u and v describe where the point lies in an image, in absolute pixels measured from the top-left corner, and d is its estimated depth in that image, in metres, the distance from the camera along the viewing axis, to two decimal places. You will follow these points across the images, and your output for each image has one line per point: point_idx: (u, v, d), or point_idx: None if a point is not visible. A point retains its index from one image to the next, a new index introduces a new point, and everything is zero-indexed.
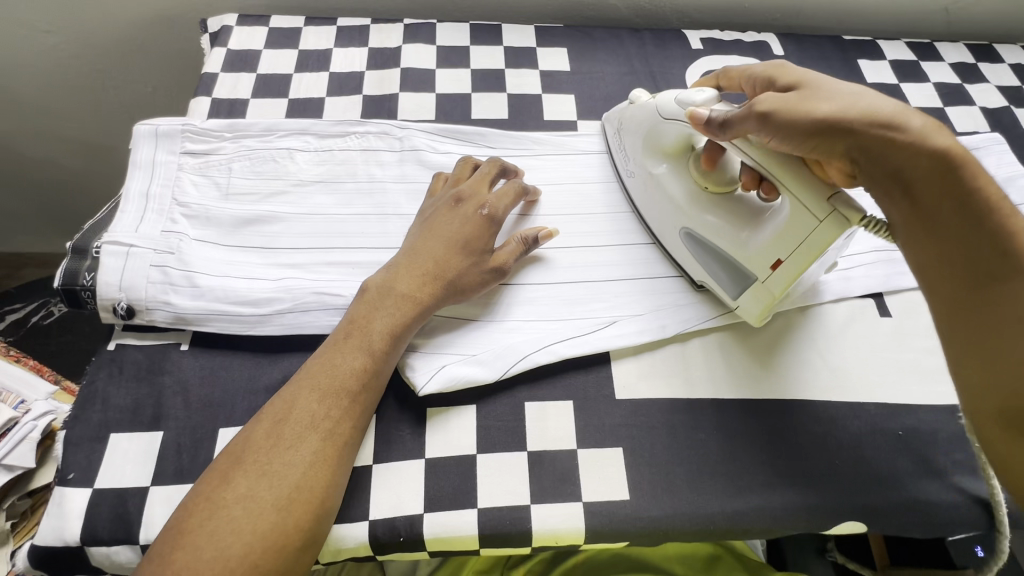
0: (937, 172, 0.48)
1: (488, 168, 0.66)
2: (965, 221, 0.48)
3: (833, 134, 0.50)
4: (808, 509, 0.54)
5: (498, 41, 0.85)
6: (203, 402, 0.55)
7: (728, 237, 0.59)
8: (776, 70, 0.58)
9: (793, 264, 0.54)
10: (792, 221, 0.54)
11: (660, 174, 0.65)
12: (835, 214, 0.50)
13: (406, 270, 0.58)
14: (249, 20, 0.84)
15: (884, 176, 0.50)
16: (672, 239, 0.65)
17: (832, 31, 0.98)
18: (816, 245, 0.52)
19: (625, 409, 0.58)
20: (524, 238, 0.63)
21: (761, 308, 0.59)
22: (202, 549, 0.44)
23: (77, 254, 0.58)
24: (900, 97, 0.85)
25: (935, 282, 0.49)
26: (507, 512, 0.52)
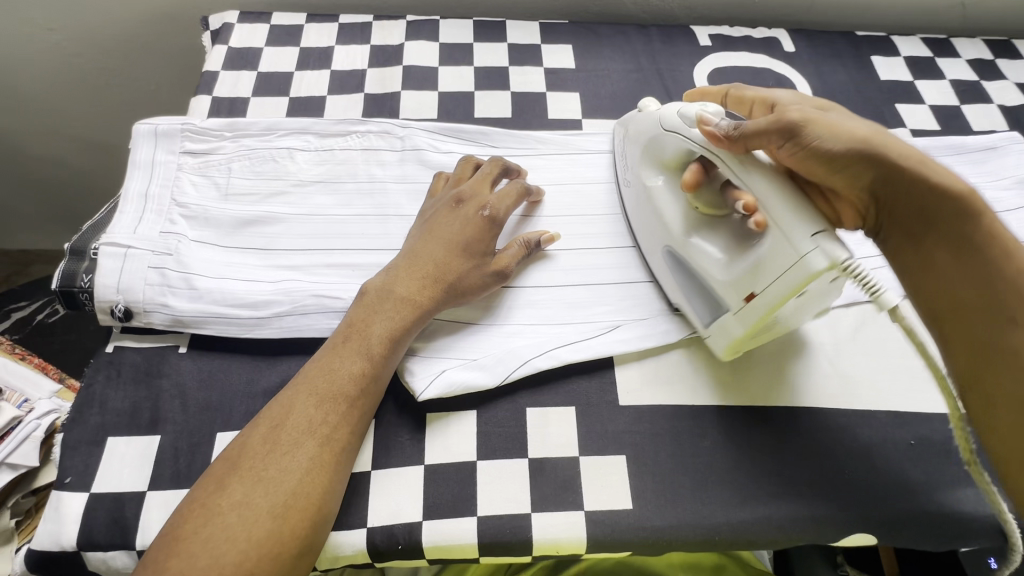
0: (957, 216, 0.47)
1: (490, 167, 0.65)
2: (982, 266, 0.47)
3: (857, 174, 0.48)
4: (816, 521, 0.52)
5: (502, 38, 0.84)
6: (201, 405, 0.55)
7: (708, 262, 0.55)
8: (798, 96, 0.54)
9: (768, 299, 0.49)
10: (767, 254, 0.49)
11: (655, 186, 0.60)
12: (814, 252, 0.45)
13: (406, 274, 0.57)
14: (250, 17, 0.83)
15: (900, 222, 0.49)
16: (656, 257, 0.62)
17: (844, 26, 0.95)
18: (788, 285, 0.47)
19: (628, 416, 0.57)
20: (526, 241, 0.62)
21: (730, 340, 0.55)
22: (197, 556, 0.43)
23: (75, 255, 0.58)
24: (914, 95, 0.83)
25: (954, 332, 0.47)
26: (506, 521, 0.51)
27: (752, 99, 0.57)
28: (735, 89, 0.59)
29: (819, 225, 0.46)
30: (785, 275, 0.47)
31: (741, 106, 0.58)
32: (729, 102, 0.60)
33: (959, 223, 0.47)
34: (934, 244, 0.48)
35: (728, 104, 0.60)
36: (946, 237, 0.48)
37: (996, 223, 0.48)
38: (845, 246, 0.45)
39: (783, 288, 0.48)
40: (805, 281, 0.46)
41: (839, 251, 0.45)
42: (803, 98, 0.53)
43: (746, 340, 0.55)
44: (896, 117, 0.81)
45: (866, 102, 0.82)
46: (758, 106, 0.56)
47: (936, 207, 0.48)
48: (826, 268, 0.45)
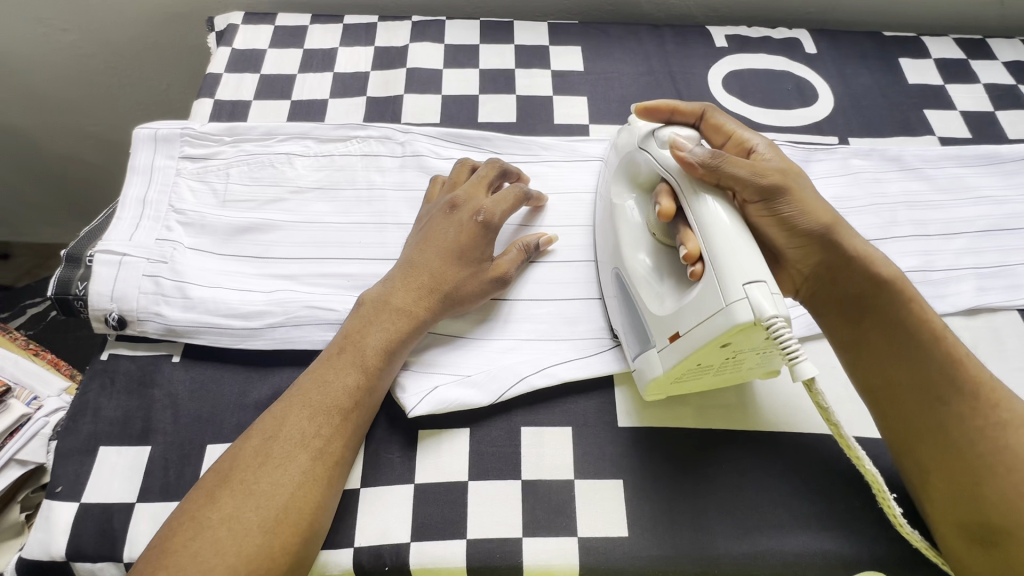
0: (892, 298, 0.49)
1: (487, 171, 0.62)
2: (914, 348, 0.48)
3: (811, 252, 0.50)
4: (824, 556, 0.50)
5: (510, 39, 0.81)
6: (191, 416, 0.54)
7: (650, 295, 0.52)
8: (774, 148, 0.52)
9: (689, 342, 0.46)
10: (698, 297, 0.46)
11: (622, 205, 0.58)
12: (741, 302, 0.42)
13: (402, 285, 0.56)
14: (255, 18, 0.82)
15: (840, 302, 0.51)
16: (608, 283, 0.59)
17: (871, 26, 0.91)
18: (710, 332, 0.44)
19: (626, 438, 0.55)
20: (525, 245, 0.60)
21: (651, 379, 0.51)
22: (185, 571, 0.41)
23: (71, 262, 0.58)
24: (945, 100, 0.78)
25: (891, 405, 0.49)
26: (497, 545, 0.50)
27: (730, 132, 0.54)
28: (711, 113, 0.56)
29: (755, 277, 0.43)
30: (709, 318, 0.44)
31: (717, 135, 0.55)
32: (702, 127, 0.56)
33: (894, 305, 0.49)
34: (870, 324, 0.50)
35: (701, 128, 0.56)
36: (882, 317, 0.50)
37: (930, 310, 0.50)
38: (776, 305, 0.42)
39: (705, 334, 0.44)
40: (729, 331, 0.43)
41: (766, 307, 0.42)
42: (778, 151, 0.52)
43: (668, 384, 0.52)
44: (924, 123, 0.76)
45: (892, 107, 0.78)
46: (734, 143, 0.54)
47: (873, 289, 0.49)
48: (750, 322, 0.42)
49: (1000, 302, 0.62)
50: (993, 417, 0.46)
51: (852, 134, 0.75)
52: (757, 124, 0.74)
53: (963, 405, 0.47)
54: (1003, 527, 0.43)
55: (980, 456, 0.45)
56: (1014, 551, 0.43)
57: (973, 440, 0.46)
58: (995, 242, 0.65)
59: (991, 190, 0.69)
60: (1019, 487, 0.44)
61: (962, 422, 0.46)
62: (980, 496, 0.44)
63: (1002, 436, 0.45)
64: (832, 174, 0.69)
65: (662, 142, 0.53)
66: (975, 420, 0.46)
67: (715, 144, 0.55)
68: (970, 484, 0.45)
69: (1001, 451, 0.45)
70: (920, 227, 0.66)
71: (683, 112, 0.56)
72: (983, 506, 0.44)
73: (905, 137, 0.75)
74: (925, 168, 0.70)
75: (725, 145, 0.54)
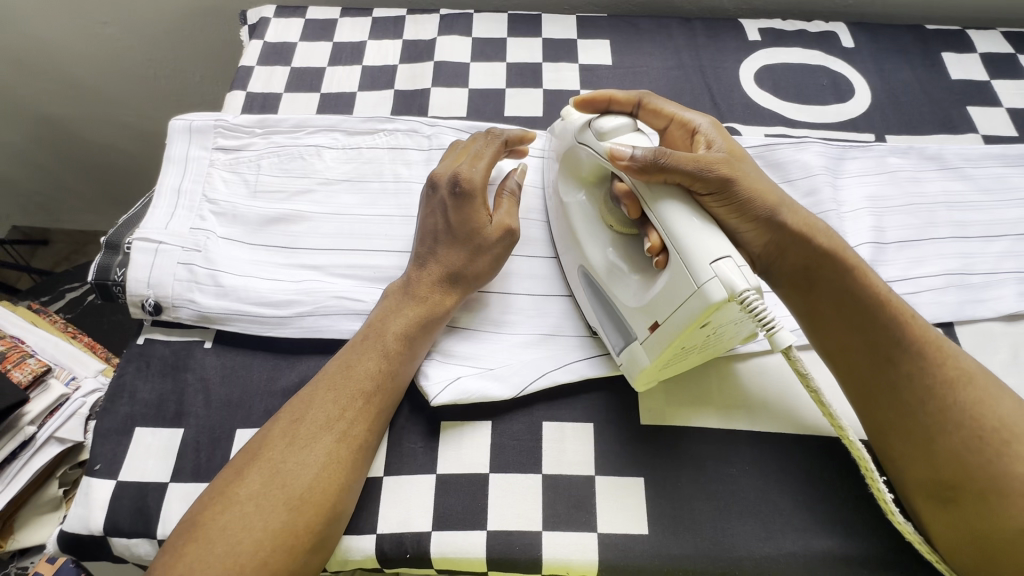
0: (839, 266, 0.50)
1: (463, 143, 0.63)
2: (862, 317, 0.50)
3: (763, 229, 0.50)
4: (848, 562, 0.49)
5: (537, 33, 0.81)
6: (221, 401, 0.56)
7: (623, 290, 0.52)
8: (716, 126, 0.54)
9: (669, 330, 0.46)
10: (670, 281, 0.46)
11: (572, 203, 0.58)
12: (712, 281, 0.42)
13: (416, 273, 0.57)
14: (286, 12, 0.83)
15: (795, 273, 0.52)
16: (578, 284, 0.59)
17: (911, 19, 0.87)
18: (689, 314, 0.44)
19: (648, 437, 0.54)
20: (510, 190, 0.61)
21: (639, 371, 0.52)
22: (214, 543, 0.43)
23: (110, 249, 0.61)
24: (990, 96, 0.75)
25: (845, 366, 0.51)
26: (517, 537, 0.50)
27: (671, 115, 0.56)
28: (648, 99, 0.57)
29: (721, 254, 0.43)
30: (685, 302, 0.44)
31: (658, 118, 0.57)
32: (641, 113, 0.58)
33: (841, 276, 0.50)
34: (820, 296, 0.51)
35: (640, 114, 0.58)
36: (833, 287, 0.51)
37: (875, 276, 0.51)
38: (746, 278, 0.42)
39: (684, 317, 0.45)
40: (706, 312, 0.43)
41: (737, 282, 0.42)
42: (718, 129, 0.55)
43: (657, 372, 0.52)
44: (966, 121, 0.74)
45: (932, 104, 0.75)
46: (677, 124, 0.56)
47: (821, 258, 0.50)
48: (724, 299, 0.42)
49: None
50: (940, 376, 0.47)
51: (890, 132, 0.72)
52: (790, 121, 0.73)
53: (912, 365, 0.48)
54: (952, 482, 0.45)
55: (929, 417, 0.47)
56: (968, 504, 0.45)
57: (924, 398, 0.47)
58: None
59: None
60: (966, 437, 0.45)
61: (911, 383, 0.48)
62: (933, 448, 0.46)
63: (950, 394, 0.47)
64: (867, 173, 0.67)
65: (596, 134, 0.52)
66: (922, 378, 0.48)
67: (655, 127, 0.58)
68: (923, 442, 0.47)
69: (950, 407, 0.46)
70: (959, 229, 0.64)
71: (619, 102, 0.58)
72: (937, 460, 0.46)
73: (946, 135, 0.73)
74: (966, 167, 0.68)
75: (668, 125, 0.57)
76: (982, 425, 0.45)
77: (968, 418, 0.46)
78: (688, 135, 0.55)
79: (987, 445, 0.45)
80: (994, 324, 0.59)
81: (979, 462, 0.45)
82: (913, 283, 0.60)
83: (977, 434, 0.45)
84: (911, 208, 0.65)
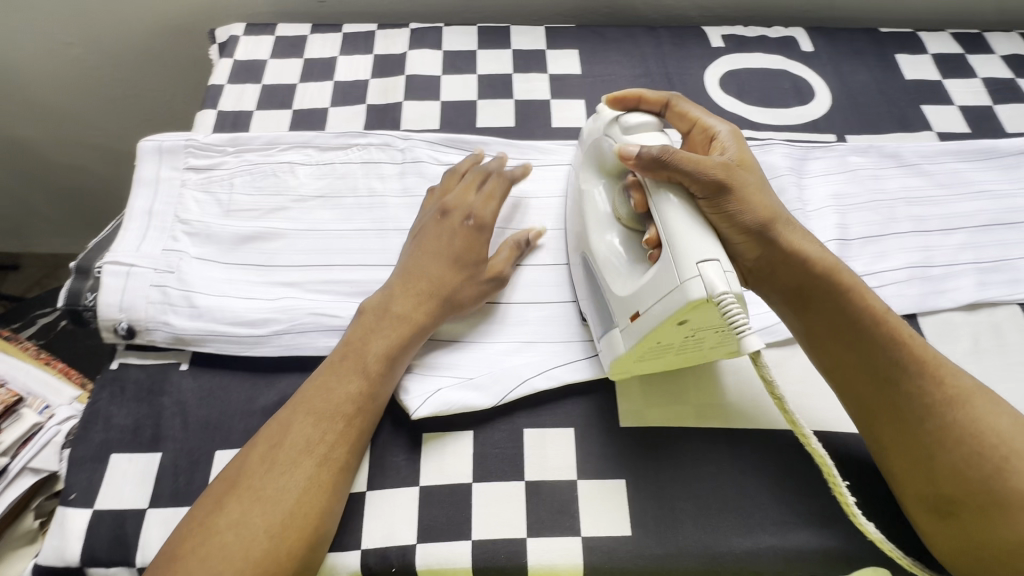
0: (835, 282, 0.52)
1: (472, 174, 0.64)
2: (858, 331, 0.51)
3: (755, 241, 0.51)
4: (825, 552, 0.50)
5: (507, 45, 0.82)
6: (200, 422, 0.55)
7: (613, 277, 0.53)
8: (735, 135, 0.56)
9: (647, 320, 0.48)
10: (657, 276, 0.47)
11: (590, 191, 0.59)
12: (694, 280, 0.44)
13: (399, 290, 0.57)
14: (256, 29, 0.83)
15: (792, 285, 0.53)
16: (580, 274, 0.60)
17: (866, 23, 0.91)
18: (670, 307, 0.45)
19: (628, 439, 0.55)
20: (516, 241, 0.62)
21: (613, 359, 0.53)
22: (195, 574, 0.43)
23: (80, 274, 0.60)
24: (943, 95, 0.78)
25: (850, 375, 0.51)
26: (502, 545, 0.50)
27: (695, 119, 0.58)
28: (676, 101, 0.58)
29: (709, 256, 0.45)
30: (666, 296, 0.46)
31: (682, 122, 0.58)
32: (668, 114, 0.59)
33: (838, 294, 0.52)
34: (814, 312, 0.53)
35: (666, 115, 0.59)
36: (831, 301, 0.52)
37: (871, 295, 0.53)
38: (729, 283, 0.44)
39: (661, 312, 0.46)
40: (684, 308, 0.44)
41: (718, 285, 0.43)
42: (738, 137, 0.56)
43: (632, 363, 0.53)
44: (921, 119, 0.76)
45: (889, 104, 0.78)
46: (699, 129, 0.58)
47: (817, 274, 0.52)
48: (701, 299, 0.43)
49: (1000, 297, 0.62)
50: (938, 397, 0.48)
51: (850, 131, 0.75)
52: (754, 124, 0.75)
53: (909, 383, 0.49)
54: (952, 497, 0.46)
55: (929, 435, 0.48)
56: (967, 519, 0.46)
57: (925, 414, 0.48)
58: (994, 237, 0.66)
59: (989, 184, 0.69)
60: (968, 456, 0.46)
61: (911, 400, 0.49)
62: (932, 469, 0.47)
63: (949, 412, 0.48)
64: (830, 172, 0.69)
65: (623, 128, 0.54)
66: (923, 396, 0.49)
67: (680, 130, 0.59)
68: (919, 459, 0.48)
69: (950, 425, 0.47)
70: (918, 223, 0.66)
71: (648, 101, 0.58)
72: (934, 477, 0.47)
73: (903, 133, 0.75)
74: (923, 164, 0.71)
75: (691, 130, 0.58)
76: (981, 440, 0.46)
77: (968, 436, 0.47)
78: (707, 141, 0.57)
79: (987, 462, 0.46)
80: (956, 313, 0.61)
81: (978, 477, 0.46)
82: (877, 277, 0.62)
83: (977, 451, 0.46)
84: (873, 204, 0.67)
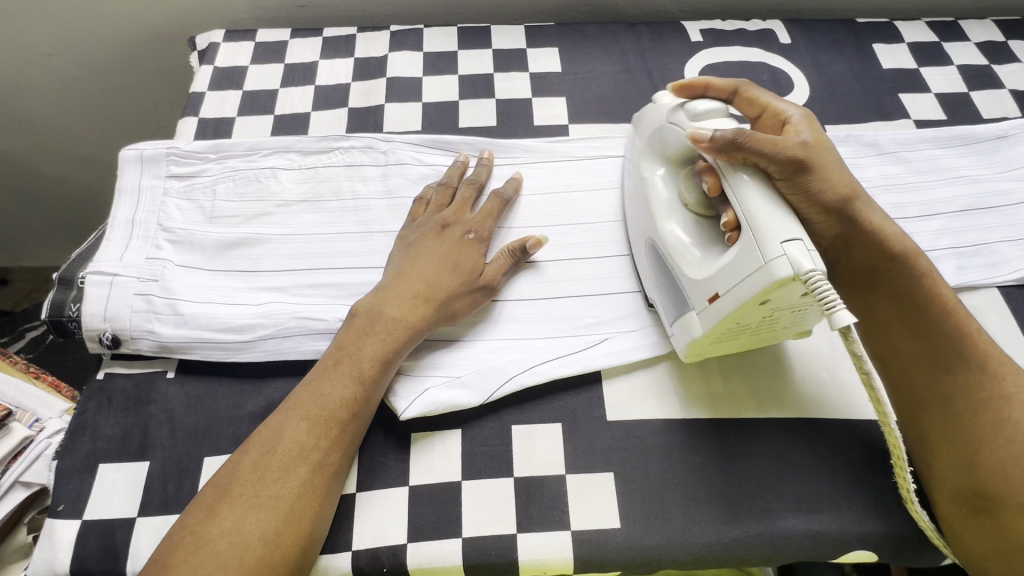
0: (908, 269, 0.53)
1: (467, 189, 0.65)
2: (923, 320, 0.52)
3: (837, 215, 0.52)
4: (811, 537, 0.51)
5: (487, 44, 0.83)
6: (188, 430, 0.55)
7: (684, 258, 0.53)
8: (808, 119, 0.55)
9: (728, 302, 0.48)
10: (737, 260, 0.47)
11: (651, 178, 0.60)
12: (780, 259, 0.44)
13: (392, 296, 0.57)
14: (236, 35, 0.83)
15: (857, 268, 0.55)
16: (646, 259, 0.60)
17: (844, 13, 0.92)
18: (756, 289, 0.45)
19: (616, 432, 0.56)
20: (512, 250, 0.61)
21: (691, 341, 0.53)
22: None
23: (63, 285, 0.60)
24: (920, 83, 0.79)
25: (907, 368, 0.52)
26: (492, 542, 0.51)
27: (764, 105, 0.57)
28: (744, 88, 0.58)
29: (791, 236, 0.44)
30: (749, 278, 0.46)
31: (751, 108, 0.58)
32: (736, 101, 0.59)
33: (908, 278, 0.53)
34: (881, 293, 0.54)
35: (735, 102, 0.59)
36: (895, 289, 0.54)
37: (941, 283, 0.54)
38: (814, 260, 0.43)
39: (744, 292, 0.46)
40: (771, 288, 0.44)
41: (805, 262, 0.43)
42: (813, 121, 0.55)
43: (707, 344, 0.54)
44: (899, 107, 0.77)
45: (867, 93, 0.78)
46: (769, 114, 0.57)
47: (885, 261, 0.54)
48: (789, 277, 0.43)
49: (979, 281, 0.63)
50: (997, 390, 0.48)
51: (829, 122, 0.76)
52: None
53: (967, 375, 0.50)
54: (994, 494, 0.46)
55: (980, 428, 0.48)
56: (1004, 518, 0.45)
57: (975, 408, 0.48)
58: (973, 221, 0.66)
59: (967, 170, 0.70)
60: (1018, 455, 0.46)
61: (966, 394, 0.49)
62: (974, 462, 0.47)
63: (1006, 407, 0.48)
64: None
65: (692, 114, 0.54)
66: (978, 391, 0.49)
67: (748, 117, 0.59)
68: (963, 450, 0.48)
69: (1001, 421, 0.47)
70: (897, 210, 0.67)
71: (716, 88, 0.59)
72: (977, 471, 0.47)
73: (881, 121, 0.76)
74: (901, 152, 0.71)
75: (760, 115, 0.57)
76: None
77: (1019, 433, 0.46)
78: (779, 126, 0.56)
79: None
80: None
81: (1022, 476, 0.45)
82: None
83: None
84: None
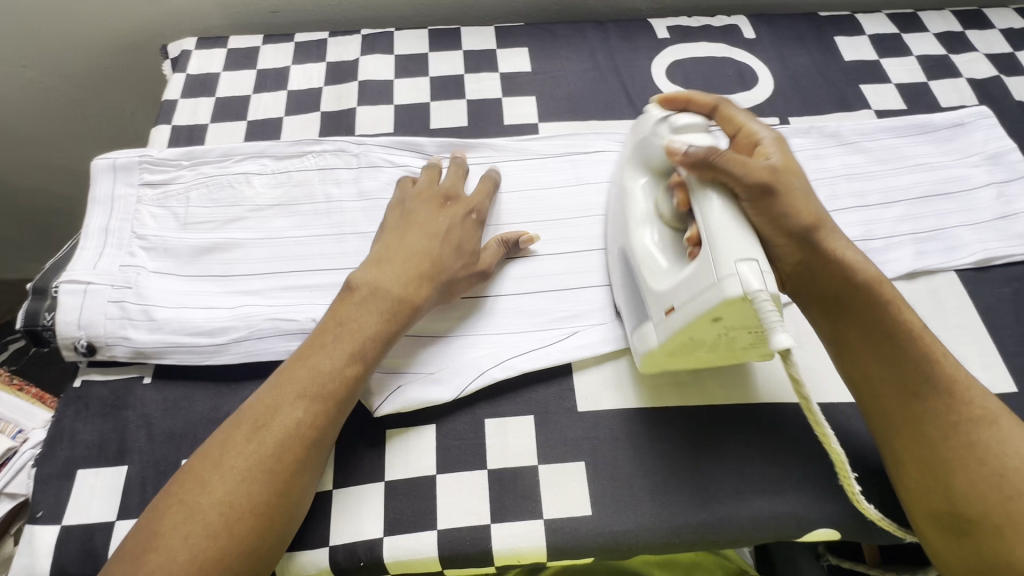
0: (876, 297, 0.52)
1: (453, 174, 0.66)
2: (890, 346, 0.51)
3: (799, 243, 0.52)
4: (776, 518, 0.52)
5: (457, 46, 0.84)
6: (166, 433, 0.56)
7: (649, 268, 0.54)
8: (779, 141, 0.55)
9: (681, 316, 0.49)
10: (694, 273, 0.48)
11: (632, 186, 0.59)
12: (732, 278, 0.45)
13: (397, 267, 0.56)
14: (207, 42, 0.84)
15: (822, 295, 0.54)
16: (617, 267, 0.61)
17: (808, 8, 0.94)
18: (707, 304, 0.46)
19: (586, 423, 0.57)
20: (507, 241, 0.63)
21: (646, 352, 0.55)
22: (177, 550, 0.43)
23: (38, 294, 0.60)
24: (880, 74, 0.81)
25: (875, 397, 0.52)
26: (466, 533, 0.52)
27: (740, 124, 0.57)
28: (723, 105, 0.58)
29: (747, 255, 0.45)
30: (702, 294, 0.47)
31: (728, 125, 0.58)
32: (715, 118, 0.59)
33: (874, 307, 0.52)
34: (849, 321, 0.53)
35: (713, 119, 0.58)
36: (863, 317, 0.52)
37: (908, 312, 0.53)
38: (764, 282, 0.45)
39: (695, 309, 0.48)
40: (721, 304, 0.46)
41: (754, 283, 0.44)
42: (784, 144, 0.55)
43: (662, 357, 0.55)
44: (860, 98, 0.79)
45: (830, 85, 0.80)
46: (744, 135, 0.57)
47: (853, 289, 0.52)
48: (738, 296, 0.45)
49: (937, 265, 0.65)
50: (967, 414, 0.49)
51: (793, 114, 0.78)
52: None
53: (938, 402, 0.49)
54: (972, 515, 0.46)
55: (952, 453, 0.48)
56: (980, 538, 0.46)
57: (948, 432, 0.48)
58: (931, 208, 0.68)
59: (925, 157, 0.72)
60: (990, 477, 0.46)
61: (937, 419, 0.49)
62: (949, 487, 0.47)
63: (974, 431, 0.48)
64: None
65: (673, 128, 0.55)
66: (948, 416, 0.49)
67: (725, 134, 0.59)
68: (940, 475, 0.48)
69: (972, 446, 0.48)
70: (858, 199, 0.69)
71: (698, 102, 0.58)
72: (954, 496, 0.47)
73: (843, 113, 0.78)
74: (862, 141, 0.73)
75: (735, 134, 0.57)
76: (1003, 463, 0.47)
77: (988, 455, 0.47)
78: (751, 147, 0.56)
79: (1007, 482, 0.46)
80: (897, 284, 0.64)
81: (996, 498, 0.46)
82: None
83: (998, 473, 0.46)
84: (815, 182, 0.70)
